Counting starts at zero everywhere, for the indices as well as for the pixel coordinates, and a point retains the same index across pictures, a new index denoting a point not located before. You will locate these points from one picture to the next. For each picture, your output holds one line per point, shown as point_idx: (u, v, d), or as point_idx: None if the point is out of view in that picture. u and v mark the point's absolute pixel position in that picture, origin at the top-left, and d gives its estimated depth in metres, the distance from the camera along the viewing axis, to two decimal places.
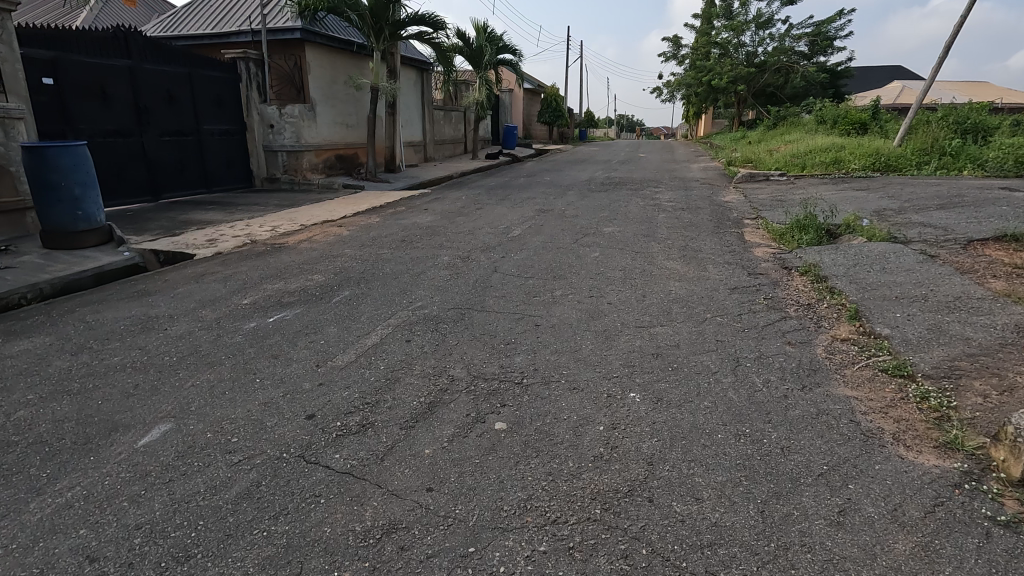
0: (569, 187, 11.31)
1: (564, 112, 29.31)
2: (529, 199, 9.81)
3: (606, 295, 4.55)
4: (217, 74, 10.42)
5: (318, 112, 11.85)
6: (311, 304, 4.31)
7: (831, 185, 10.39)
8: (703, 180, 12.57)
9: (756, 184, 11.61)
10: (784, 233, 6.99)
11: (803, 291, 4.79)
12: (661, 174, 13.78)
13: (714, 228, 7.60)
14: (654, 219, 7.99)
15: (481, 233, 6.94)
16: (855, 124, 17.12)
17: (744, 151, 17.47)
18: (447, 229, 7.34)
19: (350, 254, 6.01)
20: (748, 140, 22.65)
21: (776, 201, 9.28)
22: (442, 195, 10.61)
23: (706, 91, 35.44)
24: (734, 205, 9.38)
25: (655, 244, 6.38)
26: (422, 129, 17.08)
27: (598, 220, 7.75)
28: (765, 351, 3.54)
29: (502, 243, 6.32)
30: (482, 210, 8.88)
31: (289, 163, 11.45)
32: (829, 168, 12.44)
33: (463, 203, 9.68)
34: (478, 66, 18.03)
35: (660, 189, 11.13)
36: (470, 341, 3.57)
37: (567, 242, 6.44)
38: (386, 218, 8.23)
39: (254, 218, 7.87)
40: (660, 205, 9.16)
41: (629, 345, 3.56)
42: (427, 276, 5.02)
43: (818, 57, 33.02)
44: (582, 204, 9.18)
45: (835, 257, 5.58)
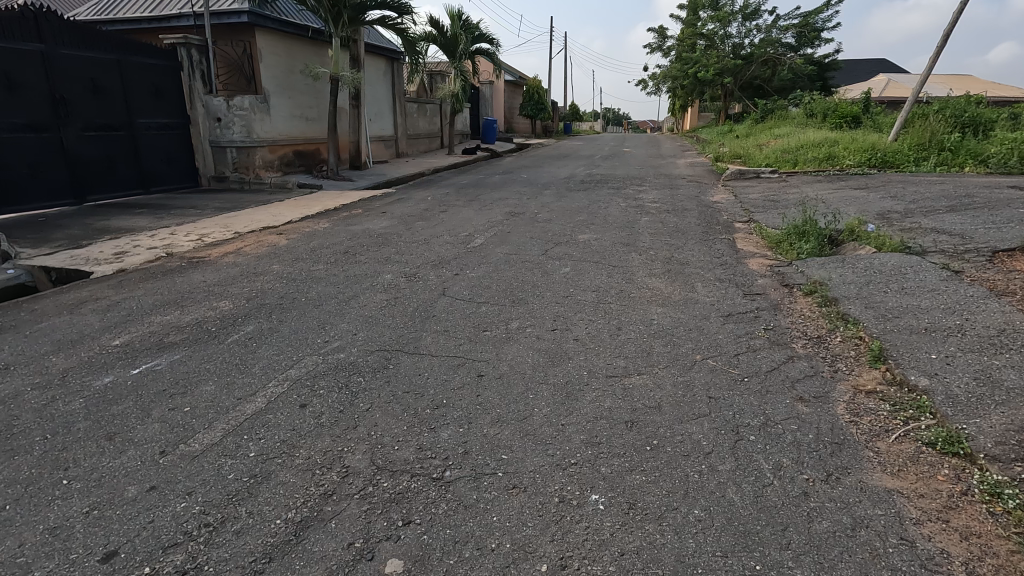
0: (546, 186, 10.46)
1: (547, 105, 28.43)
2: (500, 200, 8.95)
3: (573, 327, 3.73)
4: (155, 61, 9.40)
5: (272, 105, 10.85)
6: (200, 344, 3.42)
7: (827, 184, 9.65)
8: (689, 178, 11.80)
9: (745, 182, 10.85)
10: (780, 241, 6.22)
11: (810, 318, 3.99)
12: (646, 171, 12.98)
13: (701, 233, 6.82)
14: (636, 223, 7.19)
15: (437, 242, 6.08)
16: (847, 117, 16.45)
17: (732, 145, 16.71)
18: (401, 236, 6.47)
19: (278, 271, 5.11)
20: (736, 134, 21.93)
21: (769, 202, 8.51)
22: (406, 195, 9.71)
23: (692, 84, 34.71)
24: (724, 206, 8.59)
25: (634, 255, 5.58)
26: (394, 122, 16.08)
27: (573, 226, 6.93)
28: (771, 413, 2.71)
29: (459, 255, 5.47)
30: (446, 213, 8.01)
31: (239, 160, 10.47)
32: (822, 164, 11.71)
33: (427, 204, 8.78)
34: (453, 56, 17.08)
35: (643, 188, 10.33)
36: (387, 405, 2.71)
37: (534, 253, 5.61)
38: (336, 223, 7.34)
39: (182, 225, 6.91)
40: (643, 206, 8.36)
41: (595, 407, 2.73)
42: (359, 303, 4.14)
43: (805, 49, 32.44)
44: (557, 206, 8.35)
45: (841, 272, 4.81)
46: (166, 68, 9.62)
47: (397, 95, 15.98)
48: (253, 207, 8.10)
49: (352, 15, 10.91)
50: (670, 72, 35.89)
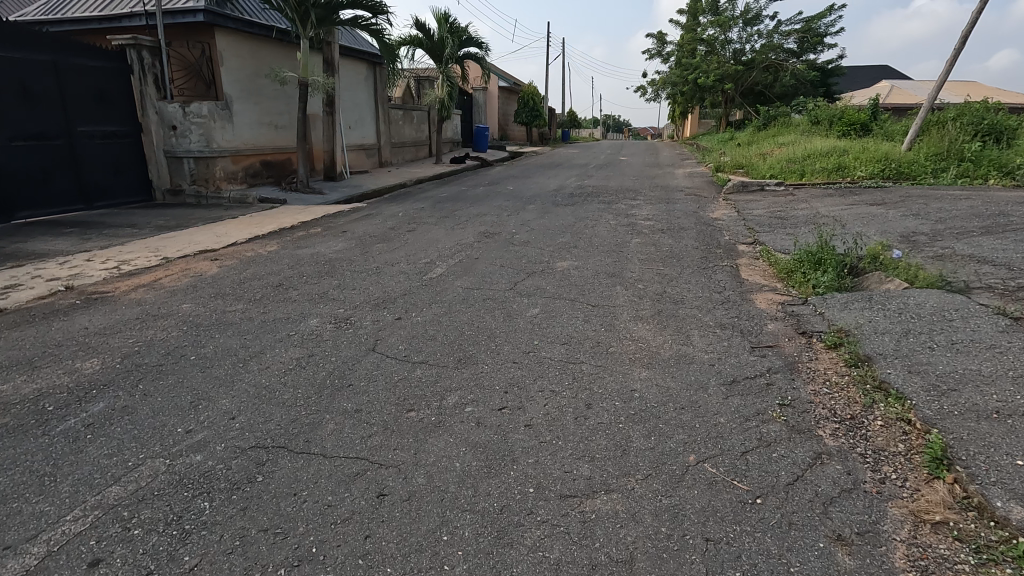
0: (531, 200, 9.60)
1: (542, 112, 27.70)
2: (477, 217, 8.09)
3: (528, 403, 2.85)
4: (99, 64, 8.58)
5: (234, 111, 10.01)
6: (20, 434, 2.53)
7: (838, 198, 8.79)
8: (687, 190, 10.94)
9: (749, 195, 9.99)
10: (792, 269, 5.35)
11: (838, 386, 3.11)
12: (641, 182, 12.13)
13: (699, 258, 5.95)
14: (625, 245, 6.33)
15: (391, 271, 5.22)
16: (854, 125, 15.61)
17: (734, 154, 15.86)
18: (352, 263, 5.60)
19: (187, 312, 4.23)
20: (737, 142, 21.10)
21: (776, 220, 7.63)
22: (376, 211, 8.86)
23: (692, 90, 33.97)
24: (725, 224, 7.71)
25: (619, 290, 4.71)
26: (375, 130, 15.24)
27: (553, 250, 6.07)
28: (799, 574, 1.82)
29: (411, 291, 4.61)
30: (413, 232, 7.15)
31: (197, 172, 9.60)
32: (831, 175, 10.84)
33: (396, 222, 7.93)
34: (439, 60, 16.30)
35: (636, 202, 9.47)
36: (226, 558, 1.83)
37: (501, 286, 4.75)
38: (285, 246, 6.48)
39: (106, 249, 6.05)
40: (634, 225, 7.51)
41: (537, 561, 1.85)
42: (262, 363, 3.25)
43: (808, 55, 31.71)
44: (539, 224, 7.49)
45: (869, 316, 3.94)
46: (112, 71, 8.79)
47: (379, 102, 15.17)
48: (199, 226, 7.25)
49: (321, 14, 10.08)
50: (670, 78, 35.14)
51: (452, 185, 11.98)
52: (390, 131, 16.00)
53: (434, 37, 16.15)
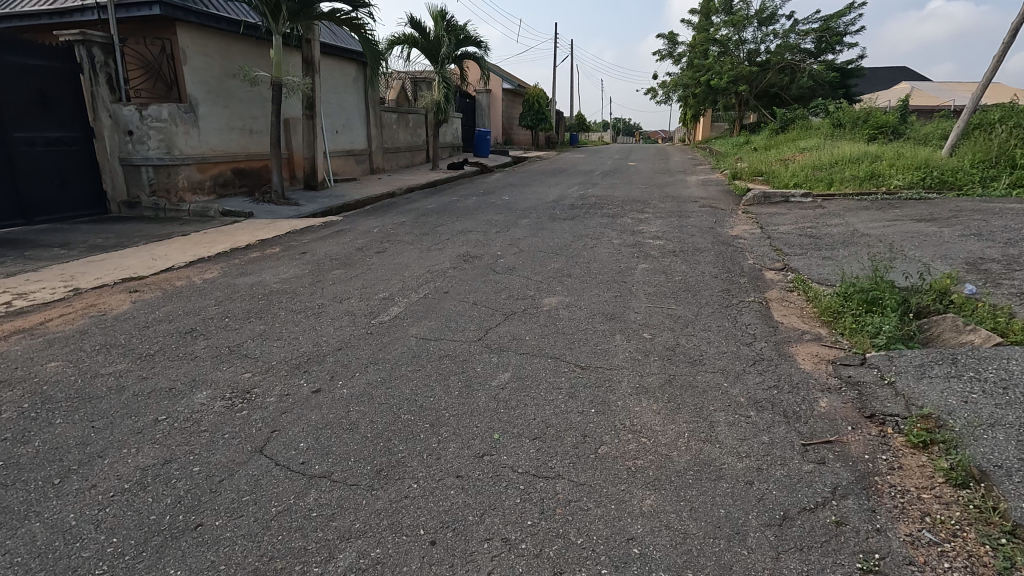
0: (526, 213, 8.61)
1: (548, 115, 26.69)
2: (460, 234, 7.09)
3: (462, 569, 1.81)
4: (42, 63, 7.72)
5: (199, 115, 9.10)
6: None
7: (875, 213, 7.70)
8: (701, 200, 9.87)
9: (772, 207, 8.91)
10: (837, 309, 4.28)
11: (948, 530, 2.02)
12: (650, 191, 11.07)
13: (718, 290, 4.90)
14: (629, 273, 5.31)
15: (337, 311, 4.23)
16: (882, 128, 14.43)
17: (751, 160, 14.75)
18: (295, 298, 4.62)
19: (53, 372, 3.27)
20: (754, 146, 19.94)
21: (807, 239, 6.56)
22: (351, 226, 7.90)
23: (704, 93, 32.83)
24: (748, 244, 6.65)
25: (618, 341, 3.67)
26: (365, 135, 14.32)
27: (543, 280, 5.05)
28: None
29: (351, 342, 3.60)
30: (383, 254, 6.17)
31: (156, 181, 8.68)
32: (863, 184, 9.71)
33: (368, 241, 6.96)
34: (436, 61, 15.36)
35: (644, 216, 8.41)
36: None
37: (469, 335, 3.73)
38: (228, 272, 5.51)
39: (12, 277, 5.13)
40: (641, 246, 6.46)
41: None
42: (94, 473, 2.27)
43: (826, 55, 30.43)
44: (530, 244, 6.47)
45: (960, 390, 2.88)
46: (59, 71, 7.93)
47: (369, 105, 14.24)
48: (139, 247, 6.32)
49: (295, 8, 9.14)
50: (681, 79, 34.01)
51: (444, 195, 11.01)
52: (381, 136, 15.06)
53: (430, 36, 15.22)
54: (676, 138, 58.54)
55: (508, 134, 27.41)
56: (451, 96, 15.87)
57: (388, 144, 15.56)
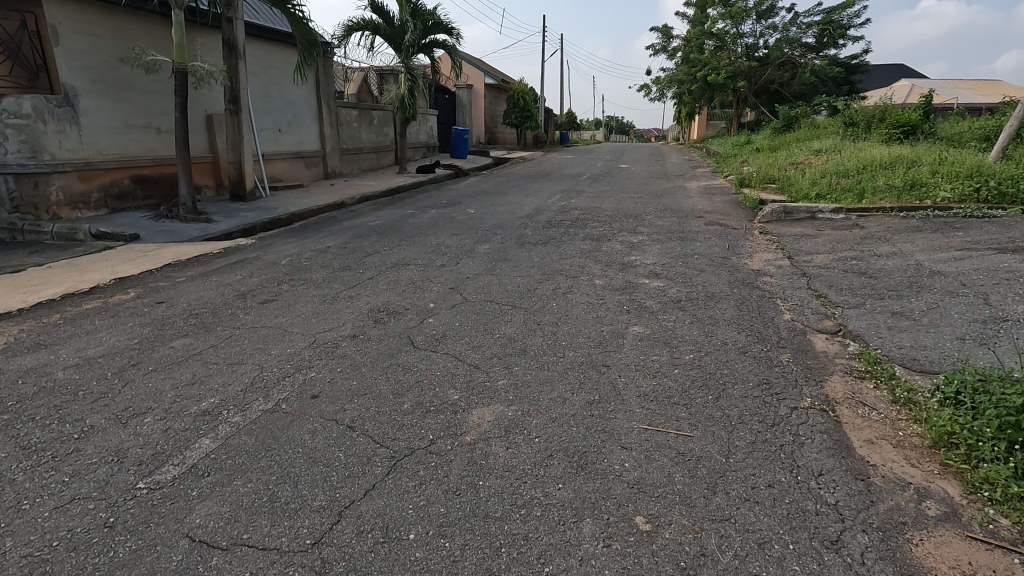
0: (490, 236, 6.84)
1: (533, 112, 24.80)
2: (392, 271, 5.31)
3: None
4: None
5: (80, 109, 7.27)
6: None
7: (934, 239, 5.99)
8: (707, 215, 8.13)
9: (797, 225, 7.19)
10: (966, 435, 2.52)
11: None
12: (644, 202, 9.32)
13: (750, 382, 3.14)
14: (615, 347, 3.55)
15: (103, 449, 2.42)
16: (907, 127, 12.75)
17: (758, 163, 13.03)
18: (64, 409, 2.80)
19: None
20: (758, 147, 18.24)
21: (859, 282, 4.84)
22: (259, 255, 6.10)
23: (700, 89, 31.16)
24: (778, 286, 4.92)
25: (587, 549, 1.89)
26: (316, 134, 12.51)
27: (481, 364, 3.27)
28: None
29: (49, 562, 1.79)
30: (270, 306, 4.38)
31: (19, 193, 6.83)
32: (902, 195, 8.02)
33: (267, 279, 5.16)
34: (400, 50, 13.54)
35: (637, 239, 6.66)
36: None
37: (301, 534, 1.94)
38: (18, 343, 3.70)
39: None
40: (634, 291, 4.70)
41: None
42: None
43: (829, 50, 28.81)
44: (481, 289, 4.70)
45: None
46: None
47: (320, 99, 12.42)
48: None
49: None
50: (676, 75, 32.33)
51: (398, 207, 9.21)
52: (338, 135, 13.25)
53: (394, 21, 13.39)
54: (670, 137, 56.92)
55: (491, 133, 25.59)
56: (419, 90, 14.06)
57: (346, 144, 13.75)
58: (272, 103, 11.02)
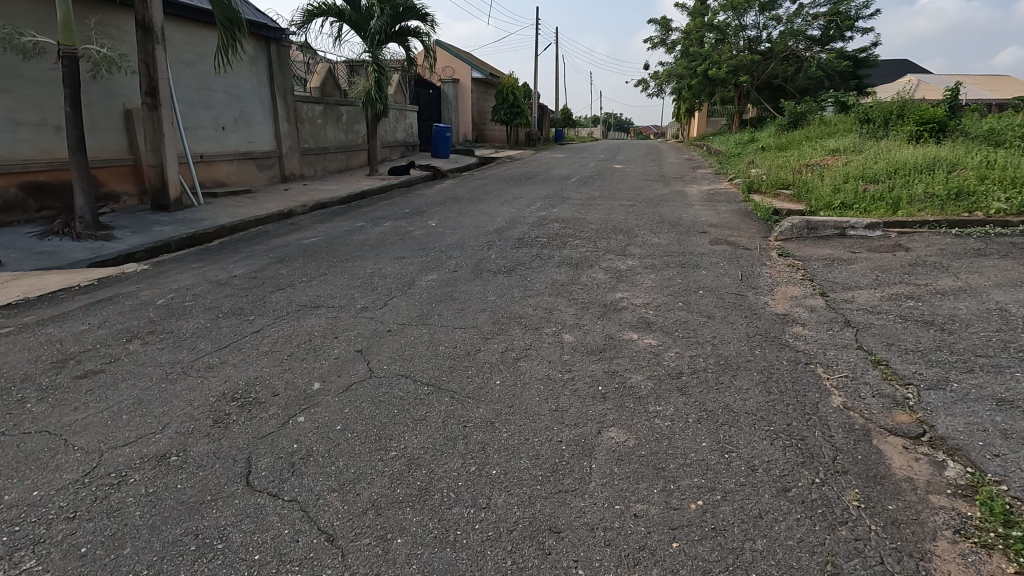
0: (443, 261, 5.48)
1: (523, 108, 23.40)
2: (294, 318, 3.96)
3: None
4: None
5: None
6: None
7: (1007, 268, 4.64)
8: (712, 230, 6.78)
9: (824, 245, 5.84)
10: None
11: None
12: (638, 212, 7.96)
13: (802, 573, 1.80)
14: (579, 483, 2.19)
15: None
16: (934, 123, 11.39)
17: (766, 164, 11.66)
18: None
19: None
20: (764, 145, 16.88)
21: (931, 339, 3.48)
22: (139, 288, 4.75)
23: (701, 85, 29.78)
24: (818, 345, 3.56)
25: None
26: (270, 132, 11.15)
27: (342, 532, 1.92)
28: None
29: None
30: (87, 383, 3.03)
31: None
32: (947, 207, 6.67)
33: (119, 330, 3.81)
34: (367, 38, 12.14)
35: (626, 266, 5.31)
36: None
37: None
38: None
39: None
40: (616, 355, 3.35)
41: None
42: None
43: (835, 43, 27.42)
44: (402, 352, 3.35)
45: None
46: None
47: (274, 93, 11.06)
48: None
49: None
50: (675, 70, 30.91)
51: (349, 218, 7.86)
52: (298, 133, 11.89)
53: (359, 6, 11.98)
54: (669, 135, 55.46)
55: (479, 130, 24.20)
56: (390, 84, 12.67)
57: (308, 143, 12.40)
58: (213, 98, 9.67)
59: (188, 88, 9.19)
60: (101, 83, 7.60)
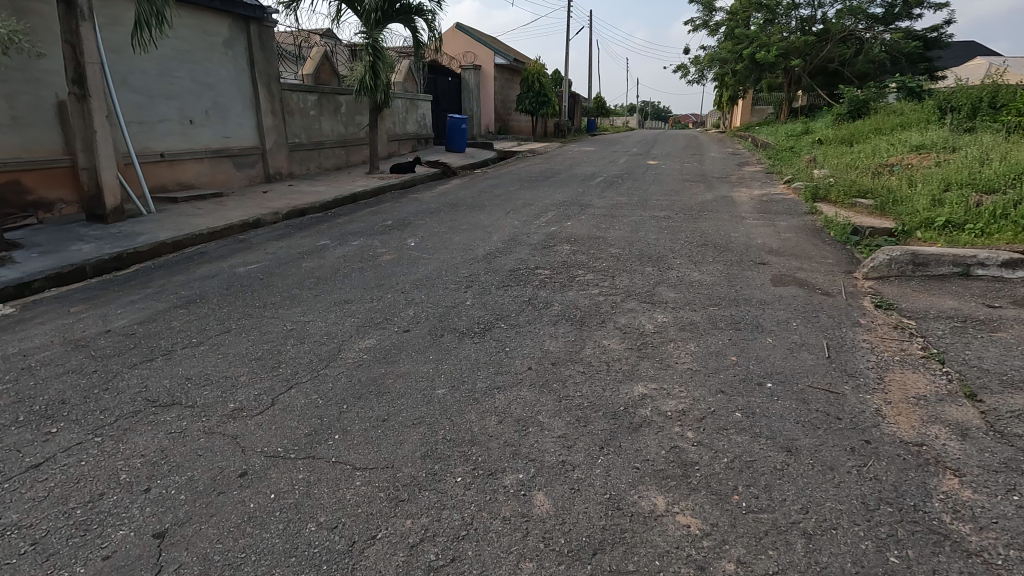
0: (400, 308, 4.01)
1: (550, 97, 21.67)
2: (120, 427, 2.54)
3: None
4: None
5: None
6: None
7: None
8: (773, 259, 5.09)
9: (941, 291, 4.10)
10: None
11: None
12: (673, 229, 6.30)
13: None
14: None
15: None
16: None
17: (832, 163, 9.76)
18: None
19: None
20: (824, 140, 14.79)
21: None
22: None
23: (747, 70, 27.41)
24: (1007, 539, 1.92)
25: None
26: (251, 126, 9.86)
27: None
28: None
29: None
30: None
31: None
32: None
33: None
34: (363, 17, 10.67)
35: (653, 323, 3.72)
36: None
37: None
38: None
39: None
40: (620, 560, 1.80)
41: None
42: None
43: (901, 22, 24.66)
44: (232, 539, 1.87)
45: None
46: None
47: (255, 82, 9.76)
48: None
49: None
50: (718, 54, 28.55)
51: (316, 234, 6.48)
52: (285, 127, 10.58)
53: None
54: (709, 123, 52.56)
55: (503, 121, 22.60)
56: (389, 70, 11.19)
57: (299, 138, 11.07)
58: (177, 88, 8.40)
59: (145, 76, 7.91)
60: (22, 71, 6.36)
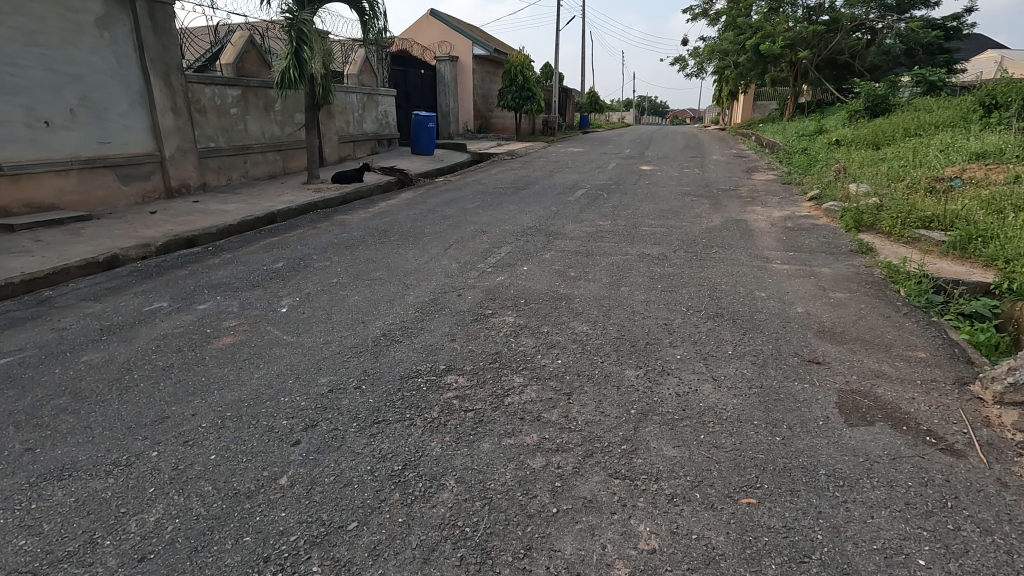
0: (142, 500, 2.08)
1: (534, 91, 19.70)
2: None
3: None
4: None
5: None
6: None
7: None
8: (831, 353, 3.18)
9: None
10: None
11: None
12: (670, 282, 4.41)
13: None
14: None
15: None
16: None
17: (869, 174, 7.85)
18: None
19: None
20: (846, 142, 12.90)
21: None
22: None
23: (749, 63, 25.52)
24: None
25: None
26: (143, 128, 7.89)
27: None
28: None
29: None
30: None
31: None
32: None
33: None
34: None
35: (630, 559, 1.81)
36: None
37: None
38: None
39: None
40: None
41: None
42: None
43: (917, 10, 22.73)
44: None
45: None
46: None
47: (146, 73, 7.78)
48: None
49: None
50: (719, 45, 26.57)
51: (162, 287, 4.56)
52: (193, 129, 8.60)
53: None
54: (707, 120, 50.47)
55: (484, 118, 20.62)
56: (317, 64, 9.10)
57: (215, 142, 9.09)
58: (23, 78, 6.42)
59: None
60: None
